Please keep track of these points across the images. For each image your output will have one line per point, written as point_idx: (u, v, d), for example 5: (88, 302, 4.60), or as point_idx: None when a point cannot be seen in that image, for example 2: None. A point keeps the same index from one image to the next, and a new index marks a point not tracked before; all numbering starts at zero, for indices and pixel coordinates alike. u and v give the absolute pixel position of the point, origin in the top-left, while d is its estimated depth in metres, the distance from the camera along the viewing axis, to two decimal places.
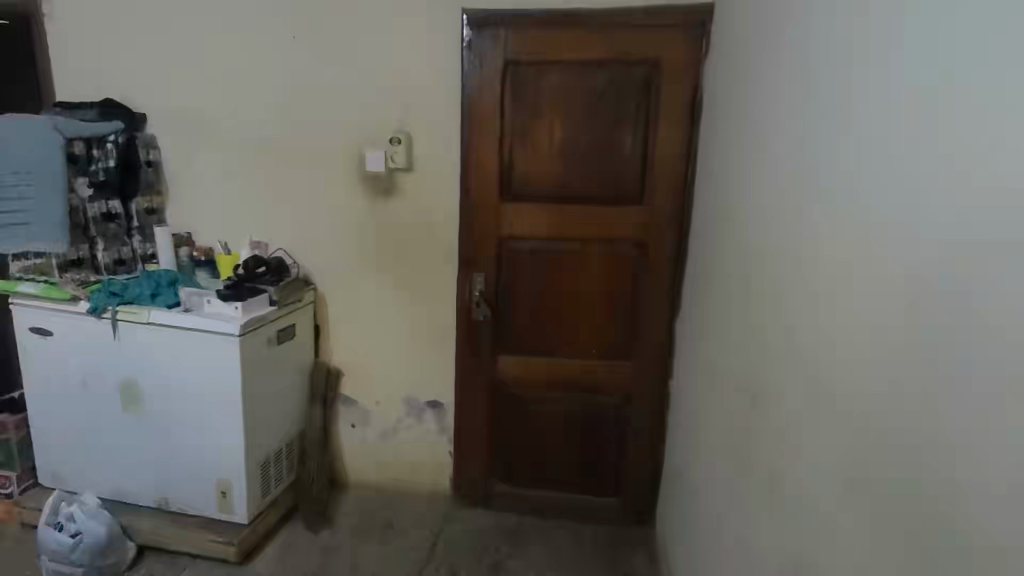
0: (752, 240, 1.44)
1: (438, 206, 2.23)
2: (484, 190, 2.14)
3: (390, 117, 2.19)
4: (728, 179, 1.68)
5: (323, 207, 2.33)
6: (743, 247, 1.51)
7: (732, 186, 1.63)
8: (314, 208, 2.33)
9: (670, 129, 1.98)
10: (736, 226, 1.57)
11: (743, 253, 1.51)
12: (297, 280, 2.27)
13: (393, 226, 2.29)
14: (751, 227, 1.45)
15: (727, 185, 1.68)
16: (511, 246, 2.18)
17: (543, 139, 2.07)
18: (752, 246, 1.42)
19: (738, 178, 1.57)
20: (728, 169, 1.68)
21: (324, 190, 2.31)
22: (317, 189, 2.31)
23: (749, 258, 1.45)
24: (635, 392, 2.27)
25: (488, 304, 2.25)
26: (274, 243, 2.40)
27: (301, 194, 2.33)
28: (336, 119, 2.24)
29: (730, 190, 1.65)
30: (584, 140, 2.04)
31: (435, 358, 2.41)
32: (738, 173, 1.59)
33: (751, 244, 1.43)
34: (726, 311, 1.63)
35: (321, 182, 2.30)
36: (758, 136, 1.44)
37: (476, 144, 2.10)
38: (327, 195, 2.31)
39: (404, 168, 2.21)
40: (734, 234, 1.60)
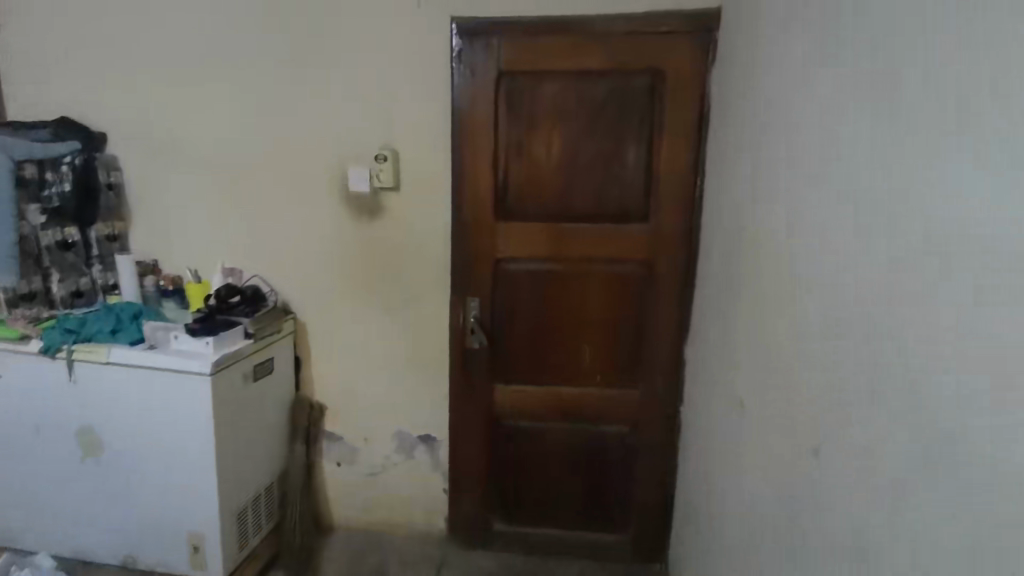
0: (776, 261, 1.32)
1: (428, 227, 2.08)
2: (477, 209, 2.00)
3: (374, 134, 2.04)
4: (741, 195, 1.56)
5: (302, 230, 2.16)
6: (765, 267, 1.39)
7: (748, 202, 1.51)
8: (292, 232, 2.17)
9: (675, 142, 1.86)
10: (756, 246, 1.45)
11: (765, 273, 1.39)
12: (275, 308, 2.08)
13: (379, 248, 2.13)
14: (775, 247, 1.33)
15: (742, 201, 1.56)
16: (508, 268, 2.04)
17: (540, 155, 1.94)
18: (780, 267, 1.29)
19: (756, 193, 1.46)
20: (742, 184, 1.56)
21: (303, 212, 2.14)
22: (295, 211, 2.15)
23: (773, 280, 1.33)
24: (643, 420, 2.13)
25: (484, 329, 2.10)
26: (249, 270, 2.21)
27: (278, 216, 2.16)
28: (315, 136, 2.08)
29: (745, 206, 1.54)
30: (583, 155, 1.92)
31: (427, 389, 2.24)
32: (754, 188, 1.47)
33: (778, 266, 1.31)
34: (747, 336, 1.50)
35: (300, 203, 2.14)
36: (777, 149, 1.33)
37: (467, 160, 1.97)
38: (306, 217, 2.15)
39: (391, 186, 2.05)
40: (752, 254, 1.48)
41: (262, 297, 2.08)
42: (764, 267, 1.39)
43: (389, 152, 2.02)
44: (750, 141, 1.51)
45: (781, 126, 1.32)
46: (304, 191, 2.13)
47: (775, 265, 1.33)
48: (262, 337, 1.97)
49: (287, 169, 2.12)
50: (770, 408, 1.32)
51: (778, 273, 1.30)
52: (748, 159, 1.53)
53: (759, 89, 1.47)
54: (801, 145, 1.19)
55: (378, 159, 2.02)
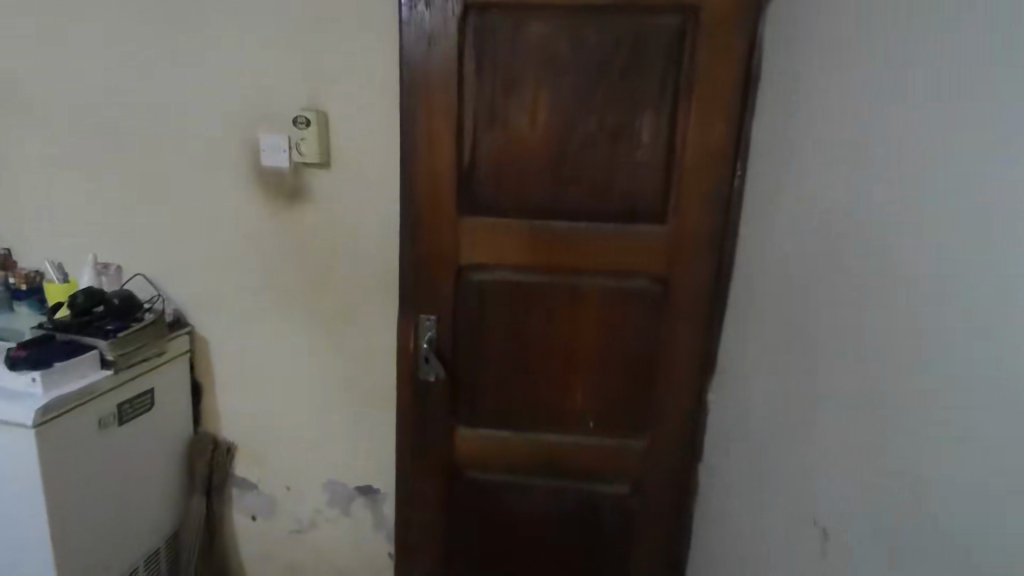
0: (877, 307, 0.81)
1: (368, 219, 1.54)
2: (434, 198, 1.46)
3: (292, 87, 1.48)
4: (811, 193, 1.05)
5: (199, 218, 1.61)
6: (851, 313, 0.87)
7: (822, 204, 0.99)
8: (186, 220, 1.62)
9: (709, 113, 1.34)
10: (833, 275, 0.93)
11: (849, 323, 0.88)
12: (158, 322, 1.53)
13: (301, 245, 1.59)
14: (877, 283, 0.81)
15: (811, 201, 1.04)
16: (475, 277, 1.51)
17: (523, 128, 1.40)
18: (888, 321, 0.78)
19: (836, 192, 0.93)
20: (812, 176, 1.05)
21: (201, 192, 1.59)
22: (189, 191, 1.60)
23: (867, 337, 0.82)
24: (649, 478, 1.63)
25: (442, 357, 1.58)
26: (130, 268, 1.67)
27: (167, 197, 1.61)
28: (215, 89, 1.52)
29: (815, 209, 1.02)
30: (580, 126, 1.39)
31: (366, 428, 1.72)
32: (833, 183, 0.96)
33: (881, 316, 0.79)
34: (812, 409, 1.00)
35: (197, 181, 1.59)
36: (889, 123, 0.80)
37: (420, 131, 1.42)
38: (205, 200, 1.60)
39: (317, 161, 1.50)
40: (826, 285, 0.96)
41: (140, 306, 1.52)
42: (849, 309, 0.88)
43: (311, 114, 1.46)
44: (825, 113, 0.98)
45: (894, 85, 0.80)
46: (200, 163, 1.57)
47: (874, 311, 0.81)
48: (131, 365, 1.45)
49: (178, 134, 1.57)
50: (868, 540, 0.82)
51: (885, 332, 0.78)
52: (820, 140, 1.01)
53: (847, 33, 0.94)
54: (951, 111, 0.68)
55: (299, 124, 1.47)
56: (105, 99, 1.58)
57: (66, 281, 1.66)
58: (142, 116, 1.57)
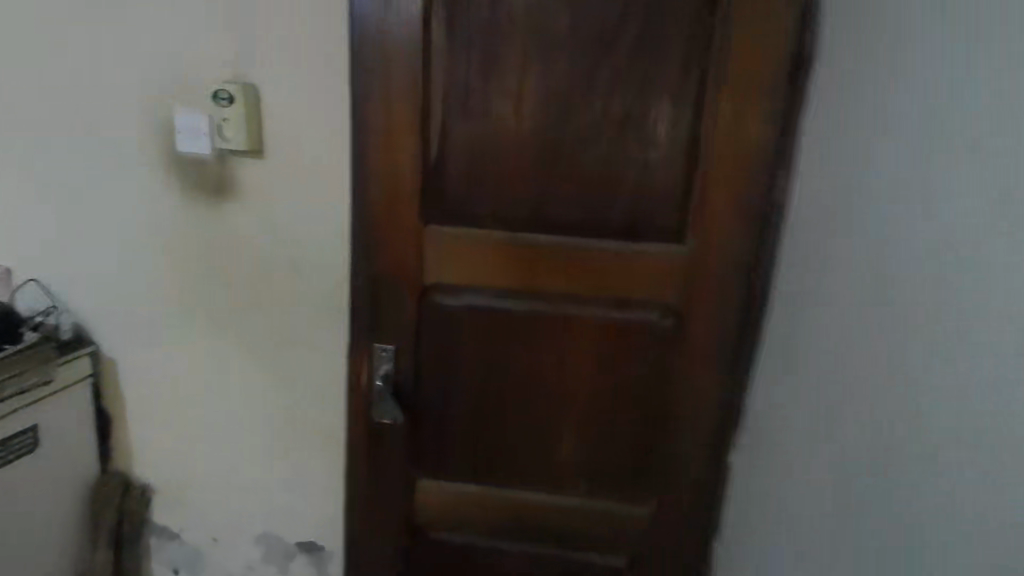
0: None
1: (310, 221, 1.23)
2: (391, 201, 1.14)
3: (211, 53, 1.16)
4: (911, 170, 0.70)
5: (105, 214, 1.30)
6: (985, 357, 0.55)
7: (917, 229, 0.67)
8: (87, 217, 1.31)
9: (748, 102, 1.03)
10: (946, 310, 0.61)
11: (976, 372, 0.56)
12: (41, 343, 1.25)
13: (230, 250, 1.28)
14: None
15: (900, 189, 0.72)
16: (442, 300, 1.20)
17: (505, 115, 1.09)
18: None
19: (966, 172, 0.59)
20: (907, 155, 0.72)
21: (104, 182, 1.28)
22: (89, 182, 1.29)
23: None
24: (652, 548, 1.33)
25: (400, 397, 1.26)
26: (22, 272, 1.37)
27: (64, 189, 1.30)
28: (116, 54, 1.20)
29: (921, 191, 0.68)
30: (578, 115, 1.07)
31: (307, 474, 1.42)
32: (947, 183, 0.62)
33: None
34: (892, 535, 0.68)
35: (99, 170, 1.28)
36: None
37: (374, 115, 1.10)
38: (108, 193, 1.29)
39: (242, 146, 1.18)
40: (951, 372, 0.59)
41: (19, 325, 1.25)
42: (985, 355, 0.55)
43: (234, 88, 1.15)
44: (933, 87, 0.67)
45: None
46: (102, 147, 1.26)
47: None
48: (1, 401, 1.17)
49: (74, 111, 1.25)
50: None
51: None
52: (913, 140, 0.70)
53: None
54: None
55: (220, 101, 1.16)
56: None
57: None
58: (31, 87, 1.26)
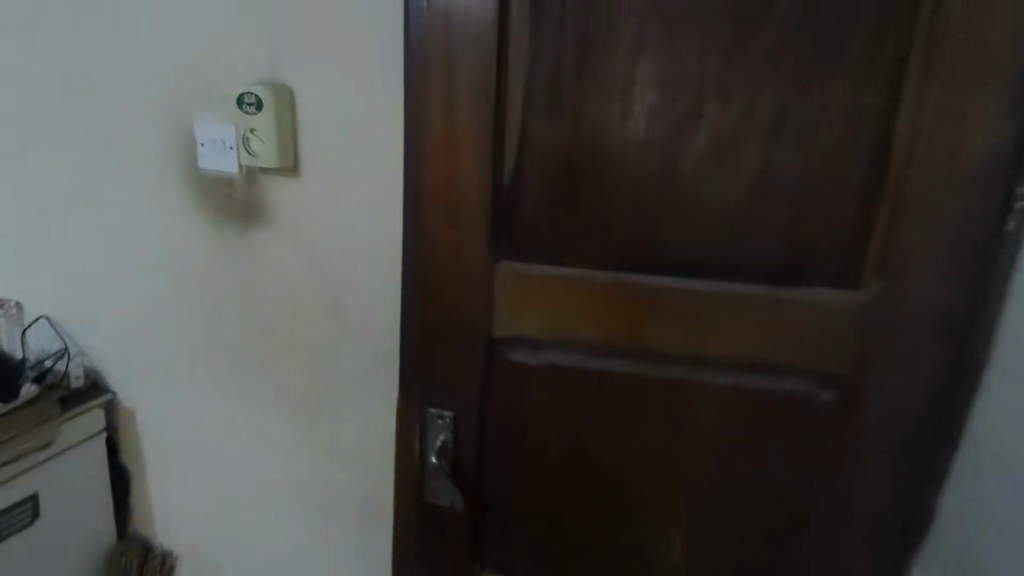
0: None
1: (354, 254, 1.00)
2: (456, 232, 0.89)
3: (236, 49, 0.95)
4: None
5: (123, 244, 1.12)
6: None
7: None
8: (103, 246, 1.13)
9: (969, 96, 0.71)
10: None
11: None
12: (37, 402, 1.08)
13: (260, 287, 1.06)
14: None
15: None
16: (515, 356, 0.93)
17: (608, 119, 0.81)
18: None
19: None
20: None
21: (120, 206, 1.10)
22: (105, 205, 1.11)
23: None
24: None
25: (461, 475, 1.00)
26: (39, 308, 1.21)
27: (79, 212, 1.13)
28: (129, 54, 1.01)
29: None
30: (707, 117, 0.78)
31: (347, 554, 1.17)
32: None
33: None
34: None
35: (114, 192, 1.10)
36: None
37: (433, 123, 0.85)
38: (125, 218, 1.10)
39: (272, 163, 0.96)
40: None
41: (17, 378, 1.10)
42: None
43: (261, 92, 0.92)
44: None
45: None
46: (116, 165, 1.08)
47: None
48: None
49: (91, 127, 1.08)
50: None
51: None
52: None
53: None
54: None
55: (245, 107, 0.94)
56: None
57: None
58: (44, 97, 1.10)
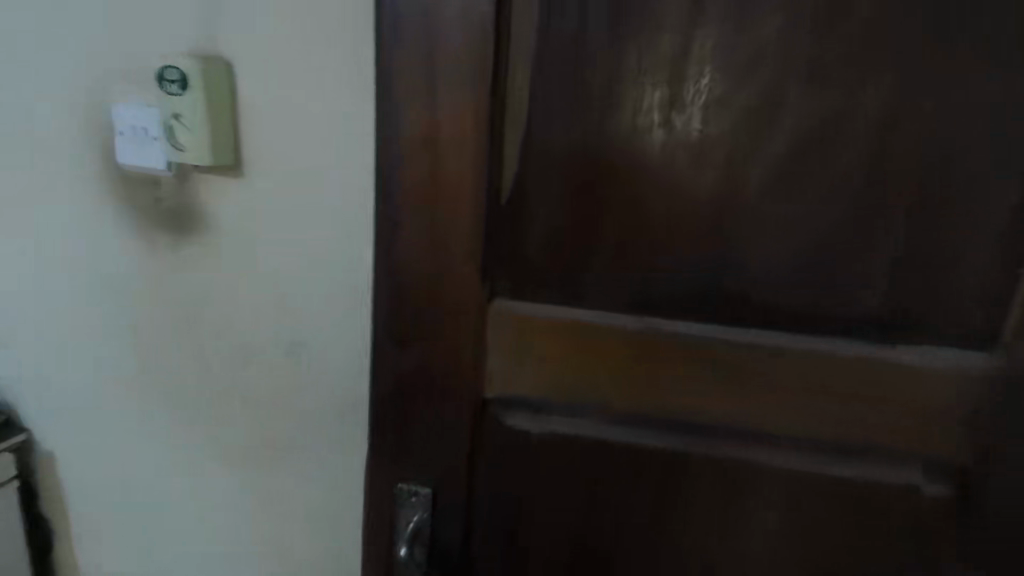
0: None
1: (314, 278, 0.78)
2: (436, 260, 0.66)
3: (159, 11, 0.73)
4: None
5: (30, 256, 0.90)
6: None
7: None
8: (4, 257, 0.91)
9: None
10: None
11: None
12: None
13: (198, 314, 0.85)
14: None
15: None
16: (514, 421, 0.71)
17: (648, 113, 0.59)
18: None
19: None
20: None
21: (19, 208, 0.88)
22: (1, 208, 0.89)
23: None
24: None
25: (442, 566, 0.77)
26: None
27: None
28: (21, 16, 0.79)
29: None
30: (793, 111, 0.57)
31: None
32: None
33: None
34: None
35: (11, 189, 0.87)
36: None
37: (406, 115, 0.62)
38: (29, 224, 0.88)
39: (204, 158, 0.74)
40: None
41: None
42: None
43: (186, 65, 0.71)
44: None
45: None
46: (11, 157, 0.86)
47: None
48: None
49: None
50: None
51: None
52: None
53: None
54: None
55: (166, 85, 0.72)
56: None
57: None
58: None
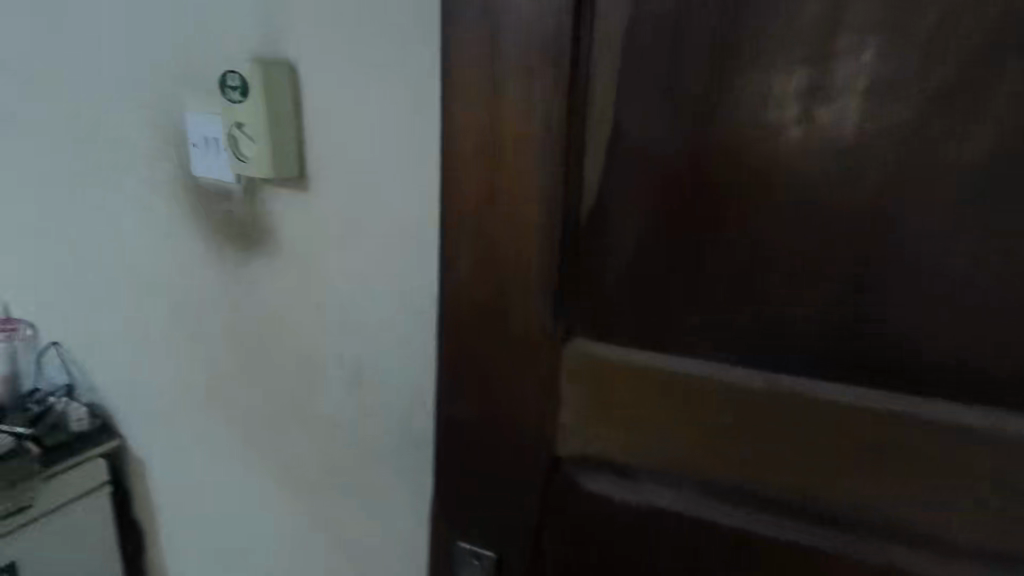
0: None
1: (377, 301, 0.71)
2: (499, 291, 0.55)
3: (227, 17, 0.69)
4: None
5: (120, 267, 0.91)
6: None
7: None
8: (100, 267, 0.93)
9: None
10: None
11: None
12: (8, 459, 0.91)
13: (266, 333, 0.81)
14: None
15: None
16: (593, 487, 0.58)
17: (781, 106, 0.44)
18: None
19: None
20: None
21: (111, 220, 0.89)
22: (95, 220, 0.91)
23: None
24: None
25: None
26: (47, 331, 1.05)
27: (74, 225, 0.94)
28: (109, 29, 0.79)
29: None
30: (1006, 97, 0.39)
31: None
32: None
33: None
34: None
35: (104, 202, 0.88)
36: None
37: (463, 118, 0.52)
38: (119, 236, 0.89)
39: (265, 171, 0.69)
40: None
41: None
42: None
43: (247, 70, 0.66)
44: None
45: None
46: (99, 170, 0.87)
47: None
48: None
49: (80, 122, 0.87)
50: None
51: None
52: None
53: None
54: None
55: (229, 93, 0.68)
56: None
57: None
58: (16, 82, 0.93)
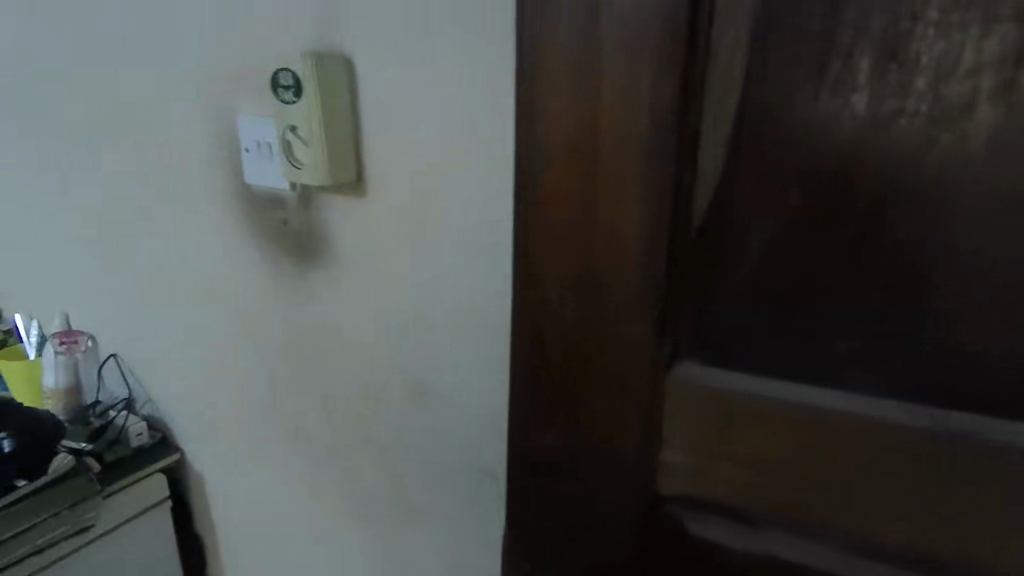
0: None
1: (445, 316, 0.64)
2: (591, 309, 0.47)
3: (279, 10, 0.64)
4: None
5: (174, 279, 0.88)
6: None
7: None
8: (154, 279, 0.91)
9: None
10: None
11: None
12: (69, 479, 0.90)
13: (325, 349, 0.76)
14: None
15: None
16: (705, 542, 0.49)
17: (972, 75, 0.34)
18: None
19: None
20: None
21: (164, 230, 0.86)
22: (148, 231, 0.88)
23: None
24: None
25: None
26: (105, 342, 1.04)
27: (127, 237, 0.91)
28: (157, 31, 0.75)
29: None
30: None
31: None
32: None
33: None
34: None
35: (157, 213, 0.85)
36: None
37: (555, 110, 0.44)
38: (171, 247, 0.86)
39: (321, 179, 0.63)
40: None
41: (54, 443, 0.91)
42: None
43: (300, 69, 0.61)
44: None
45: None
46: (146, 179, 0.84)
47: None
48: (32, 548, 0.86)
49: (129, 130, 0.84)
50: None
51: None
52: None
53: None
54: None
55: (282, 94, 0.63)
56: (25, 66, 0.93)
57: (39, 354, 1.08)
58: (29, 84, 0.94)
